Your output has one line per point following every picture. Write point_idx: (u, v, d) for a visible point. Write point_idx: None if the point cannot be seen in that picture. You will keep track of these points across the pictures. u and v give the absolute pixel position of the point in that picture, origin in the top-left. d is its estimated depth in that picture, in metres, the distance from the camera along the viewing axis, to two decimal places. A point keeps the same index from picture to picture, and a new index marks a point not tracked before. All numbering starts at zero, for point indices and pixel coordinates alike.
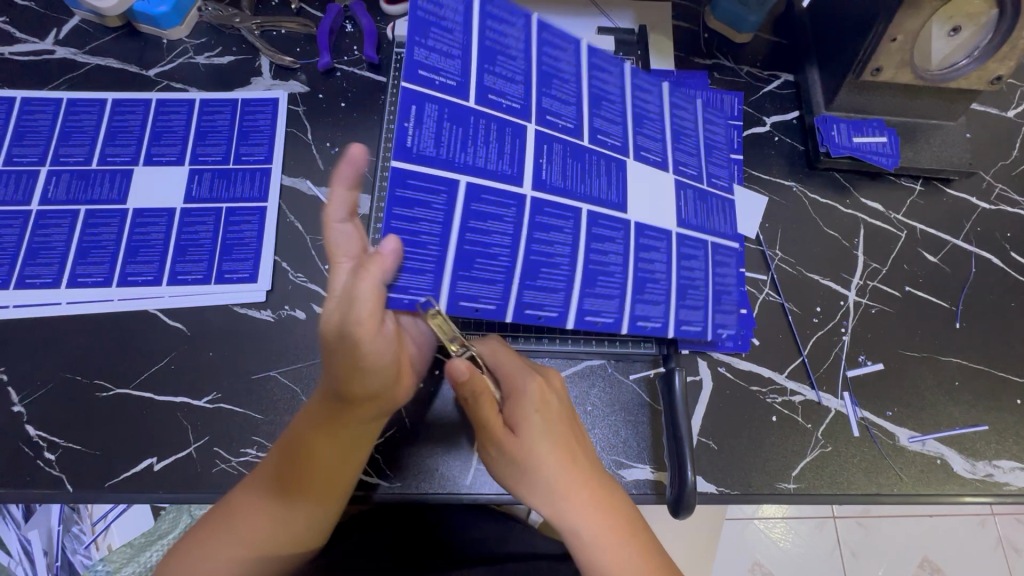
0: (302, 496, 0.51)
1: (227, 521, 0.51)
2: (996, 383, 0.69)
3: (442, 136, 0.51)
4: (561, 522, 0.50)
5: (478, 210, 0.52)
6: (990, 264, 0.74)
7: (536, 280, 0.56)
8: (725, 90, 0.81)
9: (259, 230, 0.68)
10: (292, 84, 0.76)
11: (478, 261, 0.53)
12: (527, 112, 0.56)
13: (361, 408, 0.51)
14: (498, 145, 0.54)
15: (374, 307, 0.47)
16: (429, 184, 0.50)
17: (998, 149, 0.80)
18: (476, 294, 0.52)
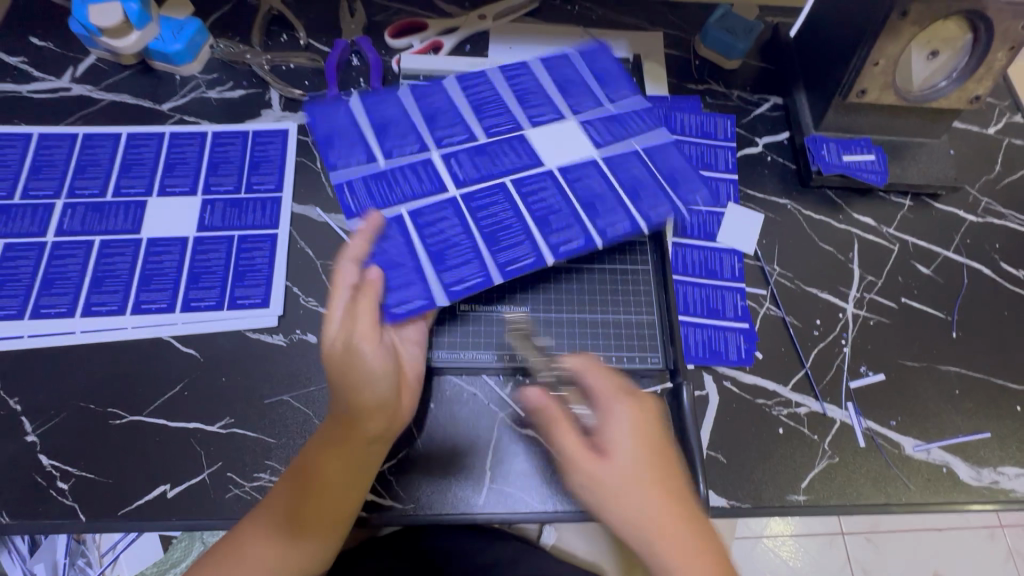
0: (310, 526, 0.53)
1: (235, 553, 0.52)
2: (995, 390, 0.70)
3: (397, 180, 0.66)
4: (651, 559, 0.48)
5: (445, 222, 0.64)
6: (982, 274, 0.77)
7: (501, 242, 0.63)
8: (717, 113, 0.84)
9: (271, 256, 0.69)
10: (301, 114, 0.78)
11: (448, 252, 0.62)
12: (424, 146, 0.69)
13: (368, 429, 0.53)
14: (418, 178, 0.67)
15: (371, 324, 0.53)
16: (394, 212, 0.64)
17: (981, 164, 0.84)
18: (460, 276, 0.61)
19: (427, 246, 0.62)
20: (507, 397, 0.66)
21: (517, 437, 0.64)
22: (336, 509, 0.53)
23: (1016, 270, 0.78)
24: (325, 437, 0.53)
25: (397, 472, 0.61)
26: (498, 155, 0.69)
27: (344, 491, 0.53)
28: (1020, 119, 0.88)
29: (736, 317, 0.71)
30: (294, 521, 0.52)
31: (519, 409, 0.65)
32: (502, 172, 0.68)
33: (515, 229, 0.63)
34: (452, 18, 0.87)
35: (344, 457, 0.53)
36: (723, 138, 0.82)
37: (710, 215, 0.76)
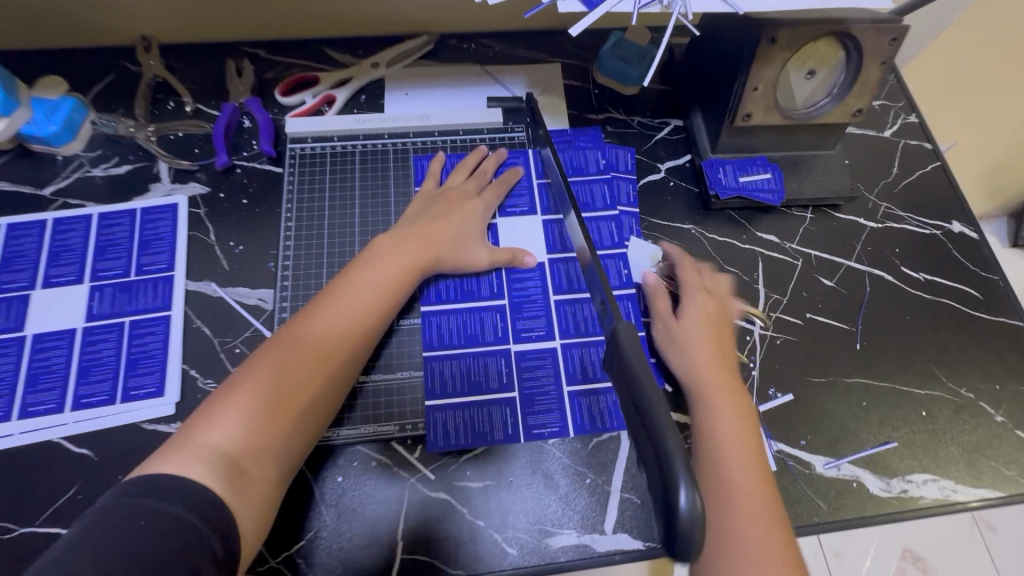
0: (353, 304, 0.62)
1: (297, 328, 0.59)
2: (901, 396, 0.71)
3: (445, 341, 0.70)
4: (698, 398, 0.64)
5: (497, 379, 0.68)
6: (883, 281, 0.78)
7: (530, 312, 0.72)
8: (618, 144, 0.84)
9: (164, 340, 0.68)
10: (192, 186, 0.77)
11: (485, 317, 0.71)
12: (534, 210, 0.77)
13: (356, 313, 0.62)
14: (530, 206, 0.78)
15: (452, 202, 0.73)
16: (450, 385, 0.68)
17: (878, 169, 0.85)
18: (541, 421, 0.67)
19: (481, 408, 0.67)
20: (418, 461, 0.65)
21: (430, 501, 0.63)
22: (308, 382, 0.57)
23: (916, 272, 0.79)
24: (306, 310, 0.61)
25: (307, 553, 0.60)
26: (533, 294, 0.73)
27: (324, 368, 0.58)
28: (915, 118, 0.90)
29: None
30: (266, 391, 0.55)
31: (429, 472, 0.64)
32: (539, 310, 0.72)
33: (556, 386, 0.69)
34: (345, 68, 0.86)
35: (331, 329, 0.60)
36: (625, 169, 0.82)
37: (613, 256, 0.76)
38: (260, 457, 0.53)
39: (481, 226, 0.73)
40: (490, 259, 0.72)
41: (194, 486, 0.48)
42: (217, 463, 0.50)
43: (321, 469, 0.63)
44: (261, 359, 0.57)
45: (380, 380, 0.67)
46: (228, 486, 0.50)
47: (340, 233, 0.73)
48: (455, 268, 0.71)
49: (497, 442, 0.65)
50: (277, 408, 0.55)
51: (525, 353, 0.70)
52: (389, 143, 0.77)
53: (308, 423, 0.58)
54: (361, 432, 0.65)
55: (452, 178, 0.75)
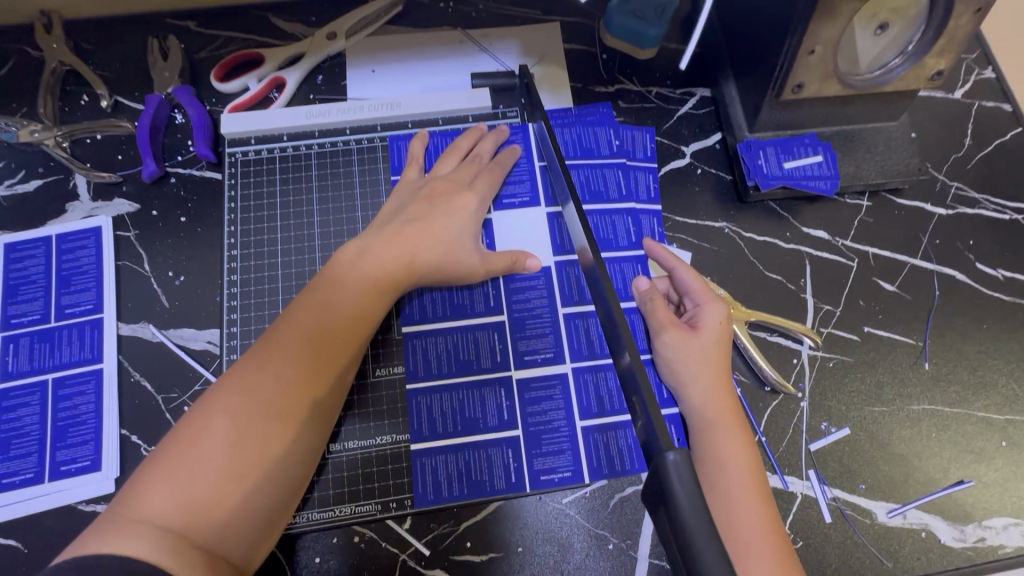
0: (320, 329, 0.49)
1: (255, 365, 0.47)
2: (977, 424, 0.60)
3: (433, 370, 0.57)
4: (710, 435, 0.52)
5: (496, 415, 0.56)
6: (954, 281, 0.65)
7: (532, 331, 0.58)
8: (634, 125, 0.69)
9: (97, 400, 0.56)
10: (118, 203, 0.63)
11: (480, 339, 0.58)
12: (537, 199, 0.62)
13: (328, 341, 0.49)
14: (530, 193, 0.62)
15: (440, 190, 0.58)
16: (442, 424, 0.56)
17: (947, 141, 0.71)
18: (552, 465, 0.56)
19: (479, 452, 0.55)
20: (408, 535, 0.54)
21: None
22: (272, 431, 0.46)
23: (993, 269, 0.66)
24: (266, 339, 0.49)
25: None
26: (539, 308, 0.59)
27: (290, 414, 0.47)
28: (991, 73, 0.74)
29: (664, 401, 0.58)
30: (216, 446, 0.44)
31: (422, 547, 0.54)
32: (545, 327, 0.58)
33: (568, 421, 0.56)
34: (296, 42, 0.69)
35: (294, 363, 0.47)
36: (643, 157, 0.67)
37: (628, 261, 0.62)
38: (220, 528, 0.43)
39: (477, 223, 0.58)
40: (487, 266, 0.57)
41: (136, 566, 0.38)
42: (162, 540, 0.40)
43: (294, 552, 0.53)
44: (213, 405, 0.46)
45: (353, 450, 0.55)
46: (180, 566, 0.40)
47: (297, 258, 0.58)
48: (444, 280, 0.56)
49: (498, 493, 0.55)
50: (234, 465, 0.44)
51: (528, 382, 0.57)
52: (352, 141, 0.61)
53: (278, 479, 0.47)
54: (334, 514, 0.54)
55: (439, 165, 0.60)
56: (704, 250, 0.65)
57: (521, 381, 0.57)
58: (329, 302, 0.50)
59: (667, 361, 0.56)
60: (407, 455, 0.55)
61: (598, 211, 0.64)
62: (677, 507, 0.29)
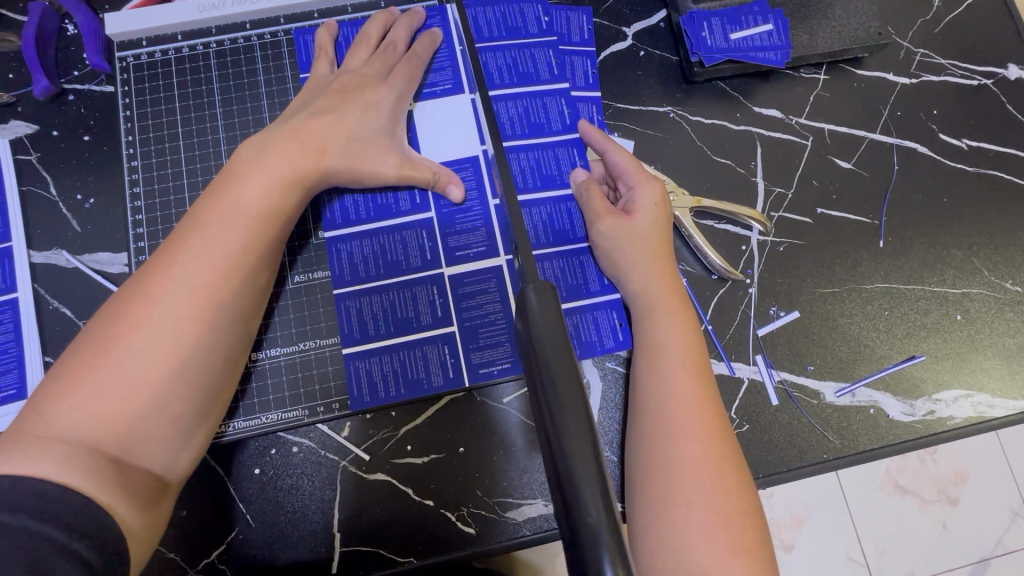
0: (223, 232, 0.46)
1: (156, 273, 0.44)
2: (931, 300, 0.58)
3: (361, 273, 0.55)
4: (652, 321, 0.50)
5: (430, 312, 0.54)
6: (915, 154, 0.62)
7: (461, 227, 0.55)
8: (569, 6, 0.63)
9: (15, 330, 0.54)
10: (14, 125, 0.58)
11: (408, 237, 0.55)
12: (461, 86, 0.58)
13: (234, 244, 0.46)
14: (454, 82, 0.58)
15: (350, 83, 0.53)
16: (374, 326, 0.54)
17: (914, 4, 0.65)
18: (490, 358, 0.54)
19: (414, 350, 0.54)
20: (347, 442, 0.53)
21: (367, 486, 0.53)
22: (182, 340, 0.43)
23: (958, 139, 0.62)
24: (165, 249, 0.46)
25: (232, 559, 0.51)
26: (468, 202, 0.56)
27: (200, 321, 0.44)
28: None
29: (604, 287, 0.56)
30: (123, 357, 0.42)
31: (362, 452, 0.53)
32: (476, 221, 0.56)
33: (504, 313, 0.55)
34: None
35: (200, 267, 0.45)
36: (580, 41, 0.62)
37: (564, 145, 0.59)
38: (138, 437, 0.41)
39: (393, 122, 0.54)
40: (402, 172, 0.53)
41: (46, 489, 0.37)
42: (73, 455, 0.38)
43: (233, 464, 0.52)
44: (114, 319, 0.43)
45: (277, 358, 0.54)
46: (96, 482, 0.38)
47: (202, 163, 0.55)
48: (357, 182, 0.53)
49: (437, 389, 0.54)
50: (144, 376, 0.42)
51: (462, 278, 0.55)
52: (253, 36, 0.57)
53: (197, 389, 0.45)
54: (264, 422, 0.53)
55: (349, 59, 0.55)
56: (645, 136, 0.61)
57: (455, 278, 0.55)
58: (232, 205, 0.47)
59: (605, 251, 0.53)
60: (341, 360, 0.54)
61: (530, 98, 0.60)
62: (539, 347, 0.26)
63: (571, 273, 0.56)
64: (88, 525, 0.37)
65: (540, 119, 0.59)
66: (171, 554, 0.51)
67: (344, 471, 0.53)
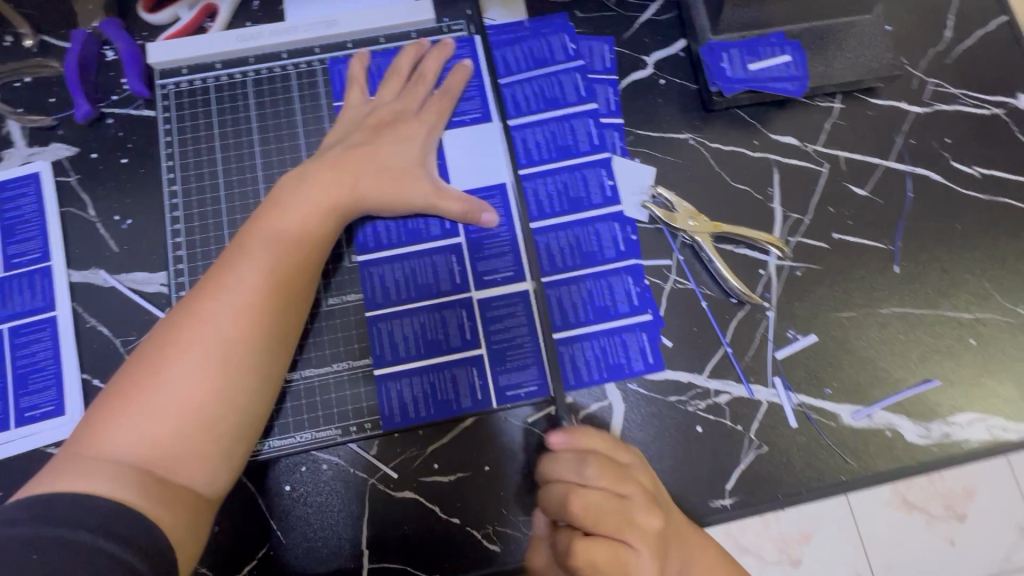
0: (265, 259, 0.49)
1: (202, 299, 0.47)
2: (946, 325, 0.60)
3: (392, 296, 0.56)
4: None
5: (459, 335, 0.56)
6: (928, 182, 0.63)
7: (489, 250, 0.57)
8: (591, 35, 0.65)
9: (54, 347, 0.56)
10: (55, 147, 0.60)
11: (438, 261, 0.57)
12: (489, 115, 0.60)
13: (274, 268, 0.49)
14: (482, 111, 0.60)
15: (383, 117, 0.56)
16: (405, 347, 0.55)
17: (925, 36, 0.66)
18: (518, 380, 0.55)
19: (444, 371, 0.55)
20: (376, 460, 0.54)
21: (395, 503, 0.54)
22: (222, 360, 0.45)
23: (969, 167, 0.64)
24: (210, 276, 0.49)
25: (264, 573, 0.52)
26: (495, 227, 0.58)
27: (242, 343, 0.46)
28: None
29: (633, 309, 0.58)
30: (171, 379, 0.44)
31: (391, 470, 0.54)
32: (504, 246, 0.57)
33: (532, 335, 0.56)
34: None
35: (243, 291, 0.47)
36: (602, 69, 0.64)
37: (592, 166, 0.61)
38: (183, 456, 0.43)
39: (425, 152, 0.56)
40: (433, 199, 0.55)
41: (101, 504, 0.38)
42: (124, 474, 0.40)
43: (265, 482, 0.54)
44: (163, 341, 0.45)
45: (311, 378, 0.55)
46: (147, 499, 0.40)
47: (240, 189, 0.57)
48: (390, 209, 0.55)
49: (466, 410, 0.55)
50: (189, 397, 0.44)
51: (491, 301, 0.56)
52: (289, 65, 0.59)
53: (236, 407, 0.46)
54: (298, 442, 0.54)
55: (382, 92, 0.58)
56: (667, 163, 0.63)
57: (484, 301, 0.56)
58: (273, 234, 0.50)
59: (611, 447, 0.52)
60: (373, 380, 0.55)
61: (553, 125, 0.61)
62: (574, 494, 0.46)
63: (599, 295, 0.58)
64: (141, 536, 0.38)
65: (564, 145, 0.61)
66: (204, 569, 0.52)
67: (372, 489, 0.54)
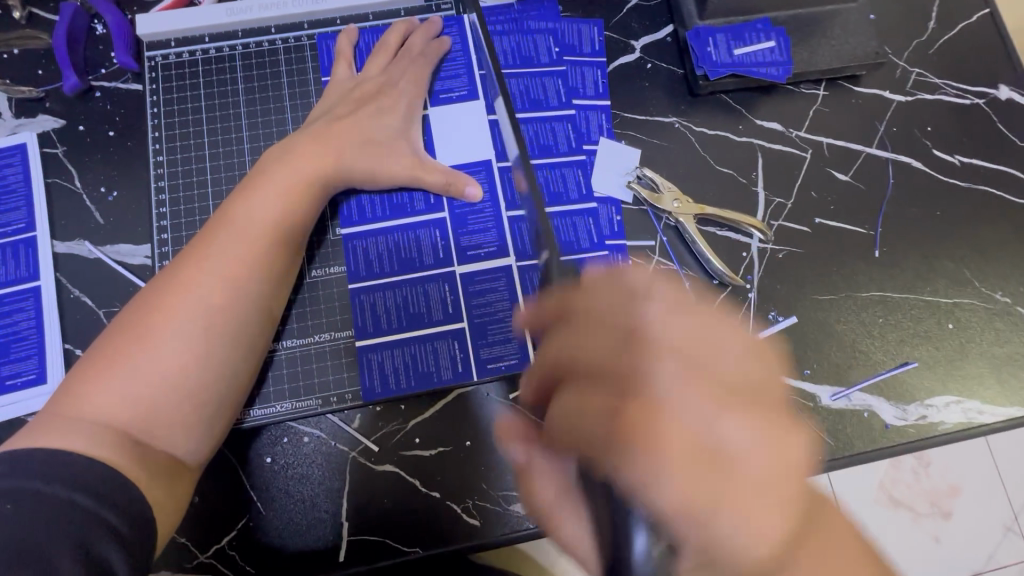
0: (248, 230, 0.50)
1: (185, 268, 0.48)
2: (924, 309, 0.60)
3: (375, 269, 0.56)
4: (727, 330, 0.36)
5: (442, 308, 0.56)
6: (910, 169, 0.64)
7: (472, 226, 0.58)
8: (580, 18, 0.66)
9: (37, 317, 0.56)
10: (42, 119, 0.60)
11: (423, 236, 0.57)
12: (474, 92, 0.60)
13: (258, 240, 0.50)
14: (467, 87, 0.60)
15: (365, 91, 0.57)
16: (386, 320, 0.56)
17: (909, 26, 0.67)
18: (499, 354, 0.56)
19: (426, 344, 0.56)
20: (358, 433, 0.55)
21: (376, 476, 0.54)
22: (202, 327, 0.46)
23: (950, 155, 0.65)
24: (193, 246, 0.50)
25: (242, 545, 0.53)
26: (480, 203, 0.58)
27: (226, 312, 0.48)
28: None
29: None
30: (153, 344, 0.45)
31: (372, 443, 0.55)
32: (488, 221, 0.58)
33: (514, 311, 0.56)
34: None
35: (226, 261, 0.48)
36: (591, 52, 0.64)
37: (570, 166, 0.61)
38: (162, 419, 0.44)
39: (407, 124, 0.57)
40: (415, 172, 0.56)
41: (77, 461, 0.39)
42: (102, 435, 0.41)
43: (246, 453, 0.54)
44: (145, 308, 0.46)
45: (294, 349, 0.55)
46: (125, 459, 0.41)
47: (226, 161, 0.57)
48: (372, 180, 0.55)
49: (447, 382, 0.55)
50: (168, 361, 0.45)
51: (473, 276, 0.57)
52: (278, 40, 0.59)
53: (218, 374, 0.47)
54: (278, 411, 0.55)
55: (370, 62, 0.59)
56: (653, 146, 0.63)
57: (467, 276, 0.57)
58: (256, 206, 0.51)
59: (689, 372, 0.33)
60: (355, 352, 0.56)
61: (537, 107, 0.62)
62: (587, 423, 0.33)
63: None
64: (117, 495, 0.39)
65: (549, 127, 0.62)
66: (183, 539, 0.52)
67: (354, 462, 0.54)
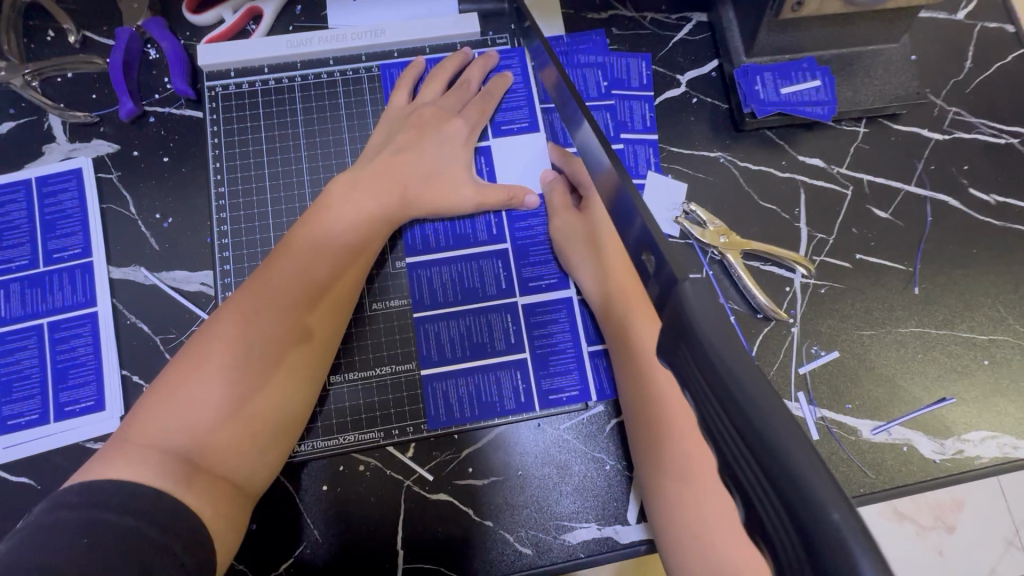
0: (310, 261, 0.51)
1: (247, 297, 0.48)
2: (961, 345, 0.62)
3: (439, 298, 0.58)
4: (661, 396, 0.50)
5: (504, 339, 0.58)
6: (947, 207, 0.66)
7: (531, 258, 0.59)
8: (628, 52, 0.67)
9: (95, 344, 0.56)
10: (97, 143, 0.61)
11: (483, 268, 0.59)
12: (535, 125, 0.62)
13: (321, 271, 0.51)
14: (528, 119, 0.62)
15: (426, 118, 0.59)
16: (451, 350, 0.57)
17: (947, 65, 0.69)
18: (560, 384, 0.57)
19: (488, 373, 0.57)
20: (412, 462, 0.56)
21: (431, 505, 0.55)
22: (265, 358, 0.47)
23: (986, 195, 0.66)
24: (256, 274, 0.50)
25: (299, 573, 0.53)
26: (541, 235, 0.60)
27: (287, 343, 0.48)
28: None
29: None
30: (216, 373, 0.45)
31: (426, 473, 0.55)
32: (548, 253, 0.59)
33: (574, 344, 0.58)
34: None
35: (289, 291, 0.49)
36: (639, 86, 0.66)
37: None
38: (224, 450, 0.44)
39: (465, 152, 0.59)
40: (480, 200, 0.58)
41: (145, 493, 0.39)
42: (170, 465, 0.41)
43: (301, 482, 0.55)
44: (209, 336, 0.47)
45: (355, 380, 0.56)
46: (187, 489, 0.41)
47: (286, 193, 0.60)
48: (435, 211, 0.57)
49: (509, 412, 0.57)
50: (228, 390, 0.45)
51: (534, 307, 0.58)
52: (337, 71, 0.62)
53: (277, 406, 0.47)
54: (341, 443, 0.56)
55: (425, 90, 0.61)
56: (700, 181, 0.64)
57: (527, 307, 0.58)
58: (319, 237, 0.52)
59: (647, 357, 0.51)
60: (420, 382, 0.57)
61: None
62: (793, 472, 0.22)
63: None
64: (183, 527, 0.39)
65: None
66: (240, 565, 0.53)
67: (410, 491, 0.55)
